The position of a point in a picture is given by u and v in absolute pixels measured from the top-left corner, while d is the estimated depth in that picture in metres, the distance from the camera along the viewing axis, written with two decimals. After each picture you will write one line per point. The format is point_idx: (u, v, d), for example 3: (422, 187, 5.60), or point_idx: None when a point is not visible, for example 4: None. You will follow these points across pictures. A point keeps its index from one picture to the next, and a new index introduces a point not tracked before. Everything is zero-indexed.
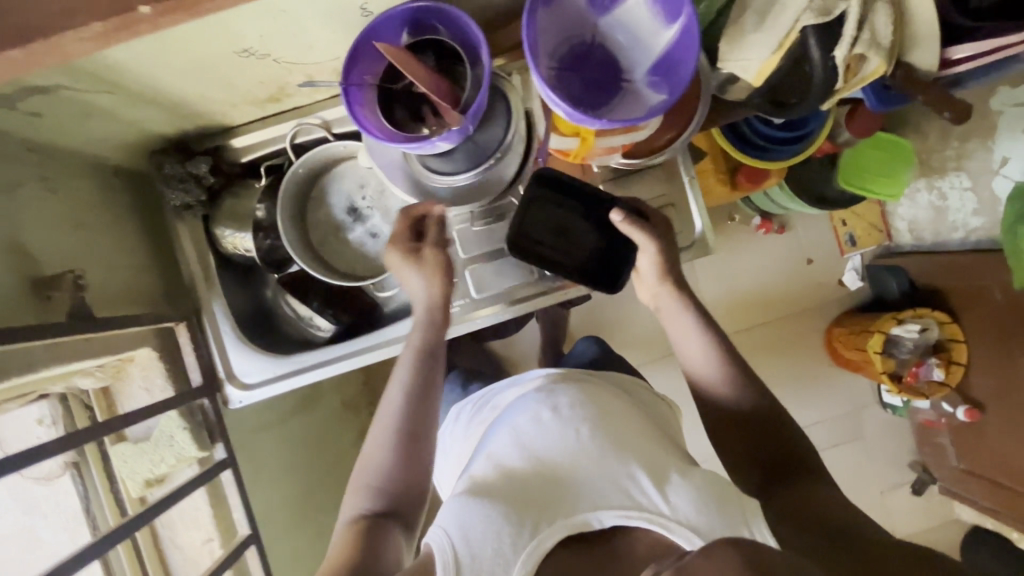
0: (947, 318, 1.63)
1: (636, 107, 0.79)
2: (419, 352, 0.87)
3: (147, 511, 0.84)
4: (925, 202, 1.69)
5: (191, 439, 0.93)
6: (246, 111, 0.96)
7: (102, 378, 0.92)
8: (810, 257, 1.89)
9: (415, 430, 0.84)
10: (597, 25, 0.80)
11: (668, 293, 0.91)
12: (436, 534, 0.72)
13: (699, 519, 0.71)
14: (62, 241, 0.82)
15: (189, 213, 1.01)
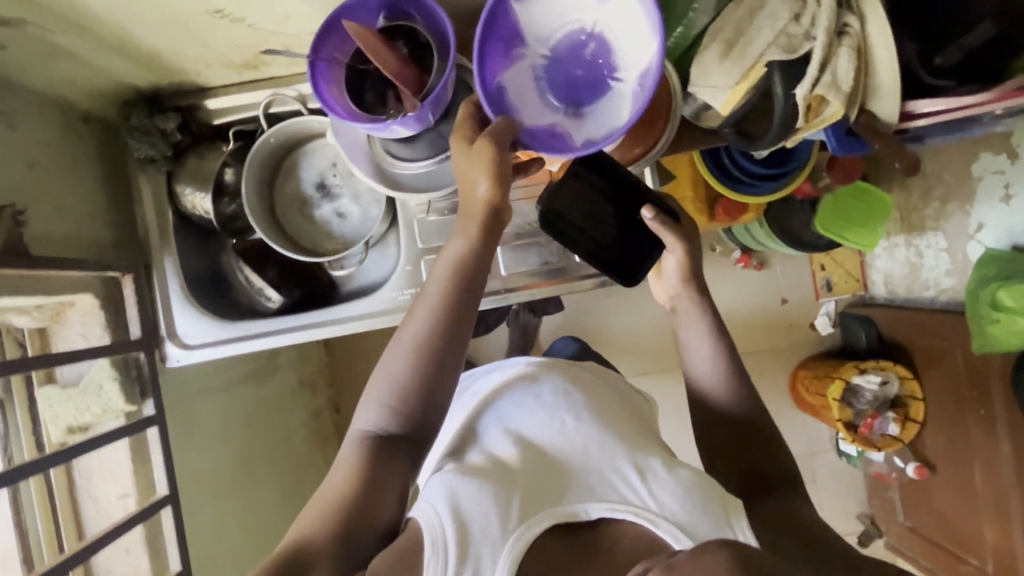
0: (908, 374, 1.64)
1: (611, 112, 0.81)
2: (455, 273, 0.77)
3: (61, 453, 0.83)
4: (902, 257, 1.71)
5: (119, 391, 0.92)
6: (221, 74, 0.96)
7: (39, 319, 0.91)
8: (784, 297, 1.91)
9: (437, 361, 0.76)
10: (599, 13, 0.79)
11: (686, 297, 0.91)
12: (427, 511, 0.69)
13: (686, 515, 0.70)
14: (13, 175, 0.81)
15: (153, 166, 1.00)
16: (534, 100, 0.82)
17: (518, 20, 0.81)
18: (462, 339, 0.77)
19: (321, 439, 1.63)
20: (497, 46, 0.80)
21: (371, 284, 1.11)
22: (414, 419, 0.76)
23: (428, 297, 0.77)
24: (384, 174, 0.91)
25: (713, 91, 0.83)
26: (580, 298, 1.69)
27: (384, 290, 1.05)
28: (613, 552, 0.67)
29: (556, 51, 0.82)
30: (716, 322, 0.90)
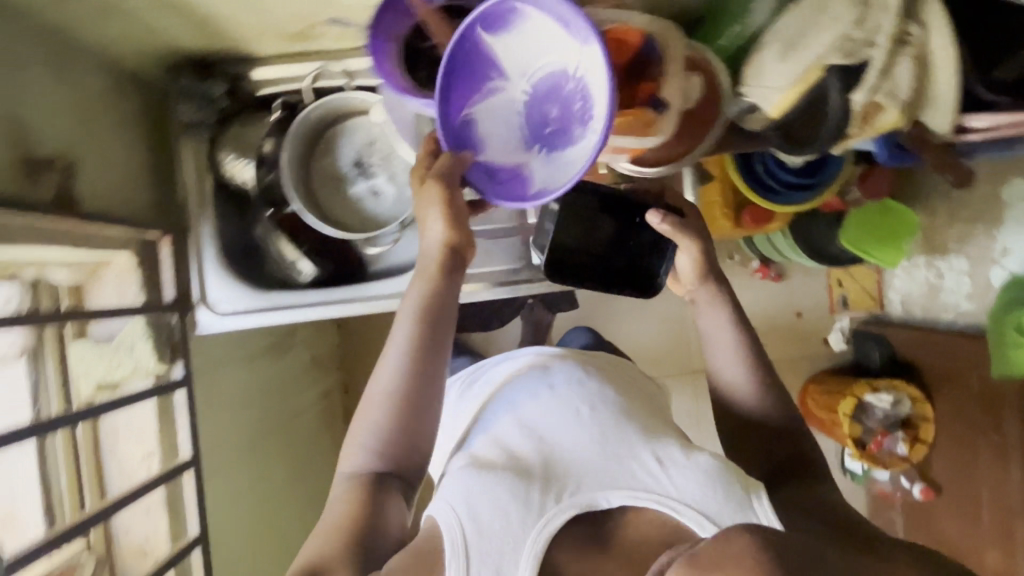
0: (920, 396, 1.62)
1: (570, 165, 0.70)
2: (428, 309, 0.76)
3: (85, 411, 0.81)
4: (921, 278, 1.70)
5: (151, 350, 0.93)
6: (271, 43, 0.96)
7: (76, 274, 0.90)
8: (799, 310, 1.91)
9: (417, 393, 0.75)
10: (579, 54, 0.68)
11: (704, 292, 0.89)
12: (446, 510, 0.72)
13: (707, 502, 0.71)
14: (64, 129, 0.81)
15: (196, 131, 1.01)
16: (500, 137, 0.74)
17: (494, 49, 0.73)
18: (437, 372, 0.76)
19: (330, 419, 1.63)
20: (465, 81, 0.73)
21: (400, 265, 1.10)
22: (398, 453, 0.74)
23: (399, 338, 0.76)
24: None
25: (766, 91, 0.82)
26: (597, 296, 1.69)
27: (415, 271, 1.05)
28: (632, 541, 0.69)
29: (535, 88, 0.73)
30: (735, 311, 0.89)
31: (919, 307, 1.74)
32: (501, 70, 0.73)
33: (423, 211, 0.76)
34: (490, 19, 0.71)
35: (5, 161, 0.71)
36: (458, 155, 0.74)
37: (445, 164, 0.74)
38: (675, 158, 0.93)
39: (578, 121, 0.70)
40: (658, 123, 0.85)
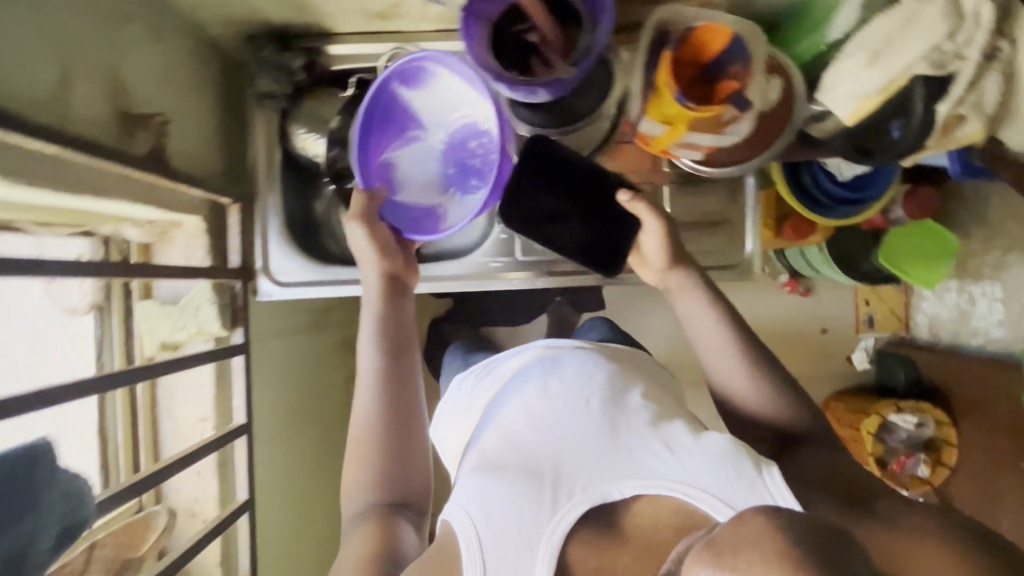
0: (946, 419, 1.59)
1: (472, 201, 0.92)
2: (387, 339, 0.84)
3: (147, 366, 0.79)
4: (952, 303, 1.69)
5: (216, 314, 0.94)
6: (352, 20, 0.97)
7: (148, 234, 0.92)
8: (824, 327, 1.92)
9: (395, 421, 0.81)
10: (485, 112, 0.89)
11: (676, 279, 0.85)
12: (461, 512, 0.72)
13: (720, 484, 0.67)
14: (154, 88, 0.82)
15: (270, 102, 1.01)
16: (416, 176, 0.94)
17: (412, 103, 0.93)
18: (410, 389, 0.84)
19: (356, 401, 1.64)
20: (378, 125, 0.91)
21: (455, 248, 1.12)
22: (392, 477, 0.79)
23: (366, 371, 0.83)
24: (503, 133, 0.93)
25: (845, 97, 0.83)
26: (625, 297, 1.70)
27: (474, 255, 1.08)
28: (645, 529, 0.67)
29: (450, 137, 0.94)
30: (705, 287, 0.84)
31: (948, 330, 1.72)
32: (415, 124, 0.94)
33: (356, 242, 0.87)
34: (410, 78, 0.90)
35: (104, 115, 0.71)
36: (372, 193, 0.88)
37: (363, 206, 0.87)
38: (740, 160, 0.95)
39: (478, 167, 0.93)
40: (738, 121, 0.84)
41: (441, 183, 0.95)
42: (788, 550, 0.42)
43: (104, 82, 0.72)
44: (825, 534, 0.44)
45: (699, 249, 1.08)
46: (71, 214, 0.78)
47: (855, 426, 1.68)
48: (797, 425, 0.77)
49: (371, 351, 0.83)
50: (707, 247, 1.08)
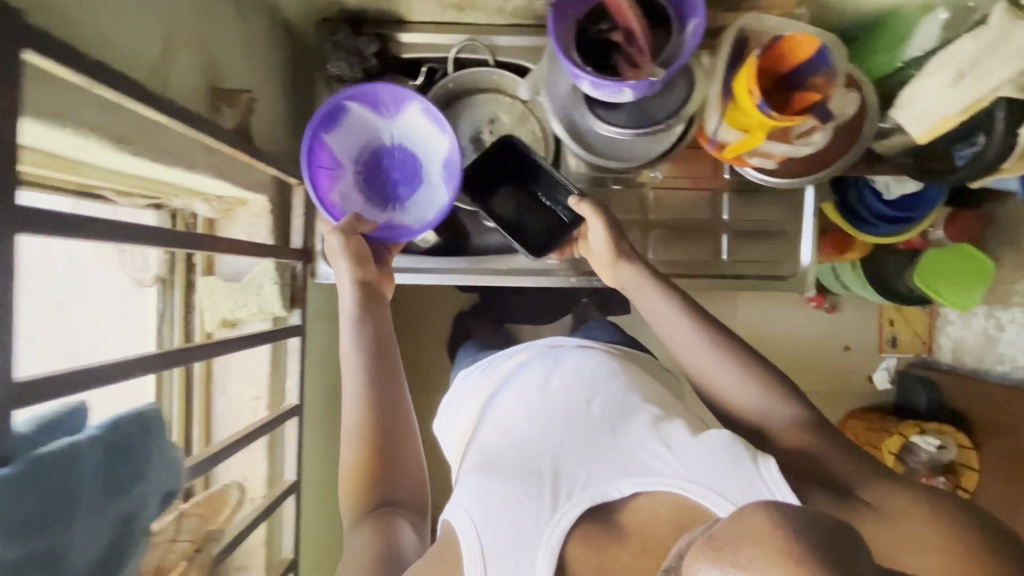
0: (967, 443, 1.54)
1: (433, 200, 0.94)
2: (370, 344, 0.80)
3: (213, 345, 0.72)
4: (979, 326, 1.62)
5: (277, 294, 0.93)
6: (427, 9, 0.97)
7: (215, 210, 0.93)
8: (846, 344, 1.86)
9: (389, 421, 0.76)
10: (390, 124, 0.93)
11: (624, 269, 0.81)
12: (460, 511, 0.64)
13: (716, 477, 0.59)
14: (237, 65, 0.82)
15: (339, 86, 1.00)
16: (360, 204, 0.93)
17: (331, 147, 0.91)
18: (397, 381, 0.80)
19: None
20: (320, 171, 0.89)
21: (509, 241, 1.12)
22: (381, 474, 0.74)
23: (348, 358, 0.79)
24: (576, 132, 0.92)
25: (921, 116, 0.84)
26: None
27: (529, 251, 1.09)
28: (644, 526, 0.59)
29: (365, 163, 0.94)
30: (642, 266, 0.80)
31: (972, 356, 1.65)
32: (362, 157, 0.94)
33: (338, 263, 0.84)
34: (328, 122, 0.89)
35: (198, 88, 0.72)
36: (351, 218, 0.84)
37: (347, 223, 0.84)
38: (816, 168, 0.93)
39: (416, 173, 0.95)
40: (814, 131, 0.85)
41: (384, 202, 0.95)
42: (792, 544, 0.37)
43: (198, 57, 0.72)
44: (839, 542, 0.38)
45: (754, 259, 1.08)
46: (150, 185, 0.78)
47: (874, 445, 1.63)
48: (794, 418, 0.65)
49: (350, 336, 0.80)
50: (762, 257, 1.08)
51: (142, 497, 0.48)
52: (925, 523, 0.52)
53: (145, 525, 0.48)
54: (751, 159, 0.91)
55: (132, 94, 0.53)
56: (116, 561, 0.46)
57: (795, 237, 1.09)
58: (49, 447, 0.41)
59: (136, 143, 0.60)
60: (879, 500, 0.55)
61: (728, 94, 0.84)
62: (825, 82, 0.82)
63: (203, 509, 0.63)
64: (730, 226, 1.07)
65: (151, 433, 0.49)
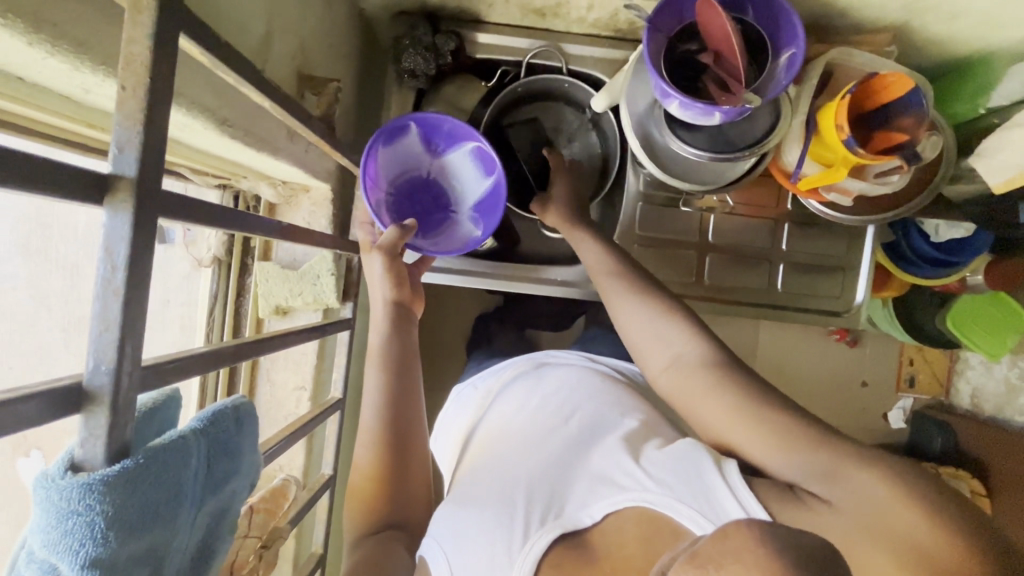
0: (982, 490, 1.35)
1: (455, 239, 0.88)
2: (389, 354, 0.73)
3: (277, 339, 0.65)
4: (1001, 374, 1.44)
5: (333, 285, 0.92)
6: (508, 12, 0.96)
7: (278, 195, 0.91)
8: (864, 380, 1.63)
9: (398, 434, 0.70)
10: (435, 162, 0.87)
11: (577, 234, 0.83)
12: (434, 547, 0.60)
13: (680, 485, 0.52)
14: (320, 52, 0.81)
15: (409, 79, 0.99)
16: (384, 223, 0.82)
17: (378, 160, 0.81)
18: (413, 389, 0.73)
19: None
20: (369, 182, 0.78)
21: (566, 251, 1.10)
22: (392, 484, 0.68)
23: (375, 351, 0.73)
24: (650, 148, 0.91)
25: (1004, 165, 0.83)
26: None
27: (585, 263, 1.06)
28: (612, 551, 0.52)
29: (397, 188, 0.85)
30: (608, 245, 0.79)
31: (992, 405, 1.47)
32: (398, 181, 0.85)
33: (371, 267, 0.76)
34: (390, 136, 0.82)
35: (288, 73, 0.71)
36: (401, 226, 0.74)
37: (388, 238, 0.74)
38: (891, 205, 0.92)
39: (440, 211, 0.88)
40: (894, 171, 0.83)
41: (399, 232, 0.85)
42: (775, 561, 0.32)
43: (290, 42, 0.71)
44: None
45: (813, 293, 1.07)
46: (223, 166, 0.77)
47: None
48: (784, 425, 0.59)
49: (377, 332, 0.74)
50: (821, 291, 1.07)
51: (230, 493, 0.46)
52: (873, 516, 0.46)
53: (231, 520, 0.47)
54: (826, 193, 0.89)
55: (251, 79, 0.51)
56: (205, 557, 0.45)
57: (852, 273, 1.08)
58: (161, 439, 0.40)
59: (237, 127, 0.60)
60: (830, 494, 0.49)
61: (811, 126, 0.83)
62: (913, 123, 0.81)
63: (270, 504, 0.67)
64: (787, 256, 1.06)
65: (243, 426, 0.48)
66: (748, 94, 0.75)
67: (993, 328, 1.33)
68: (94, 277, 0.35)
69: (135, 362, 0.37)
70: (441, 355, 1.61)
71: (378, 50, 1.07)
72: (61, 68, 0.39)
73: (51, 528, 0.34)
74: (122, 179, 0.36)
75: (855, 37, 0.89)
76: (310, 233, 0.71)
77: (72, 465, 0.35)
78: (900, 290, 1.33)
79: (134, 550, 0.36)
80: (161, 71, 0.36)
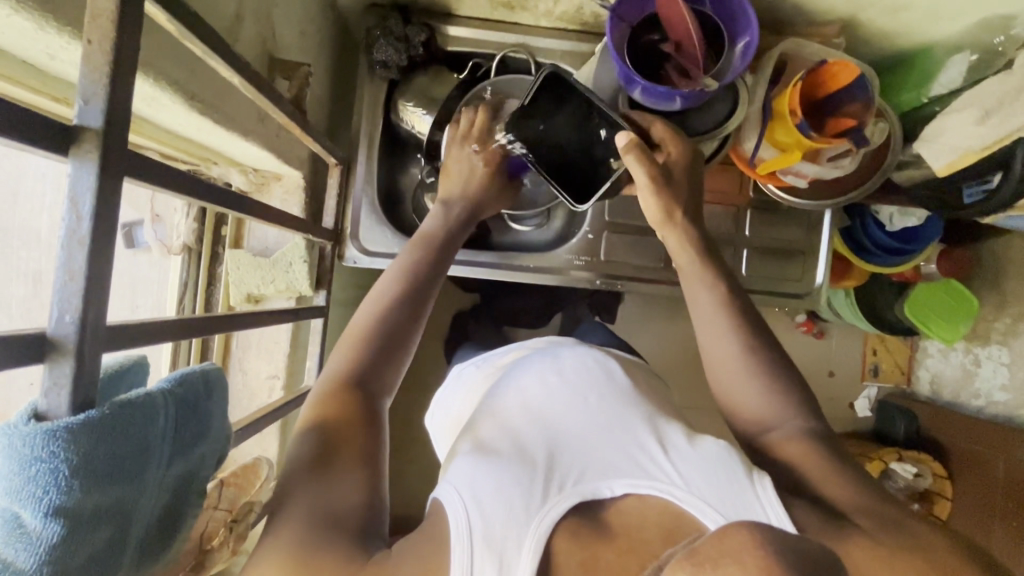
0: (942, 471, 1.42)
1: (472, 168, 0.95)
2: (416, 275, 0.75)
3: (245, 317, 0.64)
4: (956, 361, 1.50)
5: (306, 273, 0.91)
6: (477, 5, 0.98)
7: (250, 182, 0.91)
8: (831, 369, 1.68)
9: (405, 327, 0.71)
10: None
11: (671, 236, 0.78)
12: (448, 489, 0.56)
13: (708, 484, 0.54)
14: (289, 38, 0.82)
15: (381, 71, 1.00)
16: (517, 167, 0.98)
17: None
18: (411, 332, 0.71)
19: None
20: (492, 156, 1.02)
21: (539, 240, 1.14)
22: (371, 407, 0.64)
23: (381, 295, 0.72)
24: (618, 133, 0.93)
25: (945, 149, 0.88)
26: (638, 313, 1.56)
27: (555, 250, 1.08)
28: (629, 528, 0.54)
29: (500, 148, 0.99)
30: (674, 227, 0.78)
31: (949, 390, 1.52)
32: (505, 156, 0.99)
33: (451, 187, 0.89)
34: None
35: (257, 55, 0.72)
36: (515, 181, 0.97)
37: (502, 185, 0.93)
38: (847, 188, 0.97)
39: None
40: (845, 155, 0.88)
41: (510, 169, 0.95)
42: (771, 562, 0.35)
43: (260, 25, 0.71)
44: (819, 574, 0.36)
45: (778, 277, 1.12)
46: (192, 150, 0.77)
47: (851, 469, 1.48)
48: (805, 430, 0.63)
49: (371, 309, 0.70)
50: (785, 275, 1.12)
51: (199, 458, 0.46)
52: (903, 551, 0.51)
53: (201, 486, 0.47)
54: (783, 177, 0.94)
55: (219, 52, 0.52)
56: (172, 521, 0.45)
57: (813, 257, 1.12)
58: (126, 395, 0.40)
59: (206, 103, 0.60)
60: (867, 523, 0.53)
61: (767, 113, 0.88)
62: (860, 108, 0.86)
63: (240, 479, 0.65)
64: (751, 241, 1.10)
65: (212, 393, 0.48)
66: (706, 80, 0.79)
67: (949, 316, 1.36)
68: (60, 228, 0.36)
69: (97, 318, 0.37)
70: (418, 354, 1.60)
71: (351, 43, 1.08)
72: (25, 27, 0.39)
73: (13, 474, 0.34)
74: (86, 130, 0.36)
75: (807, 30, 0.94)
76: (281, 212, 0.72)
77: (36, 415, 0.36)
78: (860, 280, 1.38)
79: (100, 502, 0.37)
80: (127, 28, 0.37)
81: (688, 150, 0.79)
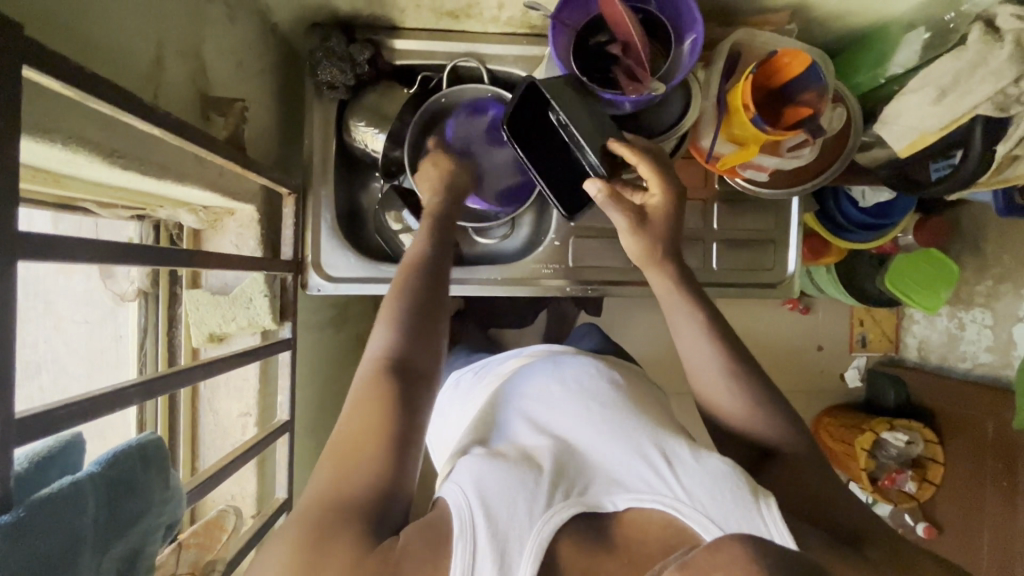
0: (933, 437, 1.42)
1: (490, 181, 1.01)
2: (427, 258, 0.71)
3: (195, 368, 0.62)
4: (942, 326, 1.49)
5: (268, 307, 0.90)
6: (420, 16, 0.95)
7: (201, 221, 0.88)
8: (820, 344, 1.65)
9: (435, 305, 0.67)
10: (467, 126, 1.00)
11: (656, 277, 0.72)
12: (454, 492, 0.54)
13: (716, 502, 0.53)
14: (225, 72, 0.79)
15: (329, 92, 0.97)
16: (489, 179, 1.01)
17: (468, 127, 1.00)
18: (440, 317, 0.67)
19: None
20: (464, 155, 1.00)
21: (508, 247, 1.12)
22: (407, 394, 0.60)
23: (406, 280, 0.68)
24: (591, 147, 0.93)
25: (903, 131, 0.87)
26: (622, 307, 1.55)
27: (524, 260, 1.07)
28: (632, 543, 0.54)
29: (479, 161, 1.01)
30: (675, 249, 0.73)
31: (936, 354, 1.52)
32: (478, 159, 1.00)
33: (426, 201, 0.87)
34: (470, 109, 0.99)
35: (186, 97, 0.70)
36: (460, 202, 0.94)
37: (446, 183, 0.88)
38: (807, 176, 0.95)
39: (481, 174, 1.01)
40: (804, 144, 0.86)
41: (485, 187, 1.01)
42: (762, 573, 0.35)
43: (186, 63, 0.69)
44: None
45: (750, 267, 1.11)
46: (132, 198, 0.75)
47: (845, 441, 1.48)
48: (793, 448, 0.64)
49: (401, 298, 0.66)
50: (756, 265, 1.11)
51: (143, 532, 0.46)
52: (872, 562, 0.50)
53: (149, 561, 0.47)
54: (744, 172, 0.92)
55: (134, 108, 0.50)
56: None
57: (785, 245, 1.11)
58: (50, 489, 0.39)
59: (130, 157, 0.58)
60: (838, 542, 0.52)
61: (722, 107, 0.86)
62: (815, 97, 0.84)
63: (201, 540, 0.69)
64: (721, 234, 1.09)
65: (151, 468, 0.47)
66: (653, 82, 0.78)
67: (928, 285, 1.34)
68: None
69: (5, 413, 0.36)
70: None
71: (297, 64, 1.05)
72: None
73: None
74: None
75: (759, 18, 0.92)
76: (229, 256, 0.70)
77: None
78: (839, 256, 1.37)
79: None
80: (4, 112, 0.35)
81: (674, 192, 0.73)
